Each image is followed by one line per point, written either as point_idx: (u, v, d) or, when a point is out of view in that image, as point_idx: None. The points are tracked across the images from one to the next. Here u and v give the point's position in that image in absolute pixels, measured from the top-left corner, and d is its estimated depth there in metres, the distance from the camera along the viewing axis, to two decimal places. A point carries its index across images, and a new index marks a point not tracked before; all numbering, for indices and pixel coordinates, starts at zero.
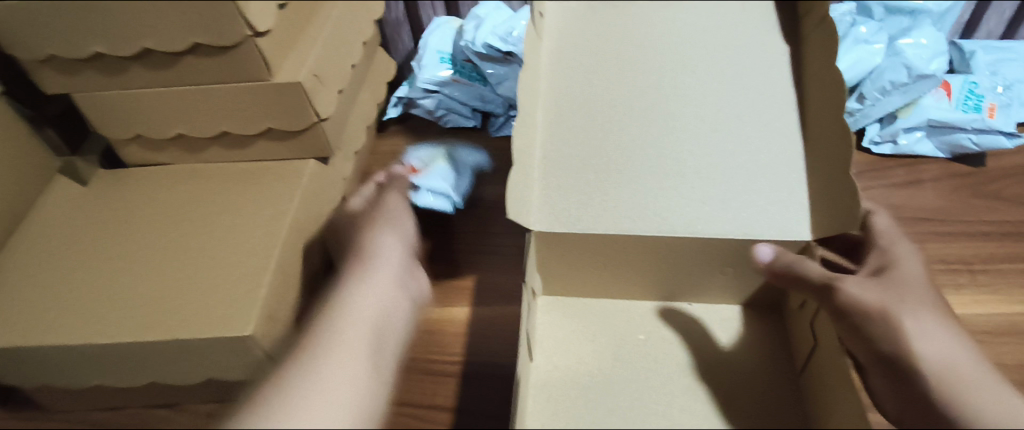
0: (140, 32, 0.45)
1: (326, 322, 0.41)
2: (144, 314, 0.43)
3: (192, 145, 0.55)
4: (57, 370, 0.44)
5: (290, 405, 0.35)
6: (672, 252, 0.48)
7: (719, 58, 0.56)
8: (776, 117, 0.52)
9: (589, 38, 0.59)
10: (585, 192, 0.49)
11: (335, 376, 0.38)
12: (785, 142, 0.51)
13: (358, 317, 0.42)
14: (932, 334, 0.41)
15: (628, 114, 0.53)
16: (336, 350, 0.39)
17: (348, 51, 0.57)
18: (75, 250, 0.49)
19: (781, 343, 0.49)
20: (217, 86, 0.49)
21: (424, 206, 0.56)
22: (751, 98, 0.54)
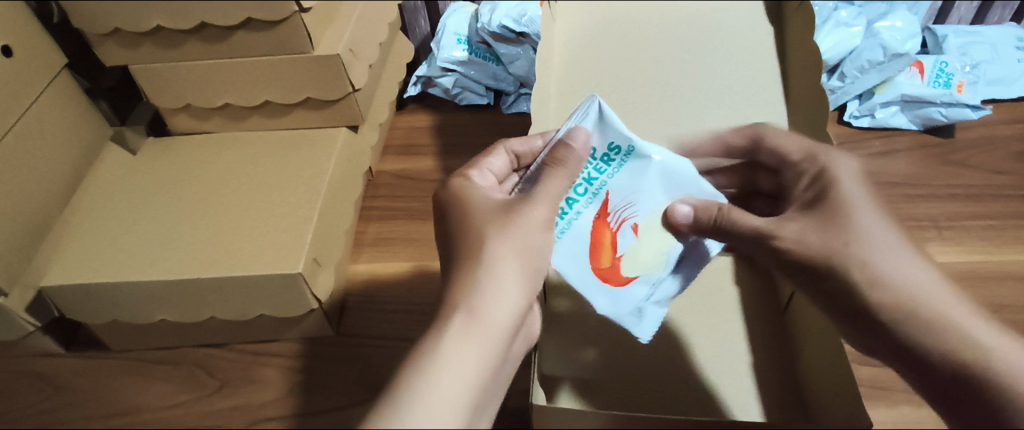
0: (199, 8, 0.50)
1: (490, 232, 0.38)
2: (205, 256, 0.49)
3: (236, 115, 0.60)
4: (124, 307, 0.49)
5: (476, 303, 0.36)
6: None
7: (709, 55, 0.66)
8: (758, 100, 0.61)
9: (598, 37, 0.69)
10: None
11: (497, 295, 0.36)
12: (769, 117, 0.60)
13: (538, 220, 0.39)
14: (907, 268, 0.41)
15: (633, 93, 0.63)
16: (498, 271, 0.37)
17: (376, 30, 0.63)
18: (135, 205, 0.54)
19: (765, 286, 0.54)
20: (263, 58, 0.54)
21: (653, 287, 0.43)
22: (740, 85, 0.63)
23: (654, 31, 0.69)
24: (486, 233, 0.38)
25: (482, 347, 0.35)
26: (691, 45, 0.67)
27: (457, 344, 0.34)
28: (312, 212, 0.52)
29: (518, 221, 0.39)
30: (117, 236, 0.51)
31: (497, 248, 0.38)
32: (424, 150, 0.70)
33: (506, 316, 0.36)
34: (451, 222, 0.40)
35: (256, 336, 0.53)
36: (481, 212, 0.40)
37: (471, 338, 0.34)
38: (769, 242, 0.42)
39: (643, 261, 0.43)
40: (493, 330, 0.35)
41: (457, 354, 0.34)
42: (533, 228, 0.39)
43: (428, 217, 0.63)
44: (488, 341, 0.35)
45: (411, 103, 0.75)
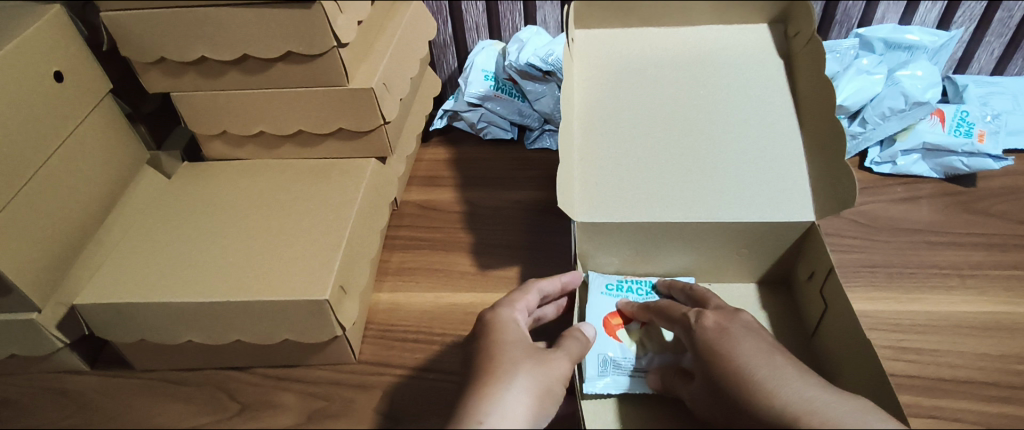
0: (243, 41, 0.53)
1: (518, 363, 0.44)
2: (234, 279, 0.50)
3: (269, 143, 0.62)
4: (153, 327, 0.50)
5: (486, 413, 0.41)
6: (691, 233, 0.58)
7: (728, 69, 0.65)
8: (777, 120, 0.62)
9: (614, 55, 0.66)
10: (620, 187, 0.59)
11: (513, 398, 0.42)
12: (787, 147, 0.60)
13: (545, 373, 0.45)
14: (757, 355, 0.46)
15: (654, 123, 0.62)
16: (517, 376, 0.43)
17: (408, 65, 0.65)
18: (168, 227, 0.56)
19: (793, 309, 0.61)
20: (299, 89, 0.56)
21: (617, 382, 0.53)
22: (758, 109, 0.63)
23: (666, 50, 0.66)
24: (510, 354, 0.45)
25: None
26: (705, 63, 0.65)
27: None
28: (339, 240, 0.53)
29: (541, 360, 0.45)
30: (149, 256, 0.53)
31: (511, 377, 0.43)
32: (448, 182, 0.71)
33: (522, 414, 0.42)
34: (481, 341, 0.46)
35: (279, 361, 0.54)
36: (508, 334, 0.47)
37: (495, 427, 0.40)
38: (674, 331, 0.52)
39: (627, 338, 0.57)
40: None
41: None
42: (554, 373, 0.45)
43: (450, 248, 0.64)
44: None
45: (437, 135, 0.77)
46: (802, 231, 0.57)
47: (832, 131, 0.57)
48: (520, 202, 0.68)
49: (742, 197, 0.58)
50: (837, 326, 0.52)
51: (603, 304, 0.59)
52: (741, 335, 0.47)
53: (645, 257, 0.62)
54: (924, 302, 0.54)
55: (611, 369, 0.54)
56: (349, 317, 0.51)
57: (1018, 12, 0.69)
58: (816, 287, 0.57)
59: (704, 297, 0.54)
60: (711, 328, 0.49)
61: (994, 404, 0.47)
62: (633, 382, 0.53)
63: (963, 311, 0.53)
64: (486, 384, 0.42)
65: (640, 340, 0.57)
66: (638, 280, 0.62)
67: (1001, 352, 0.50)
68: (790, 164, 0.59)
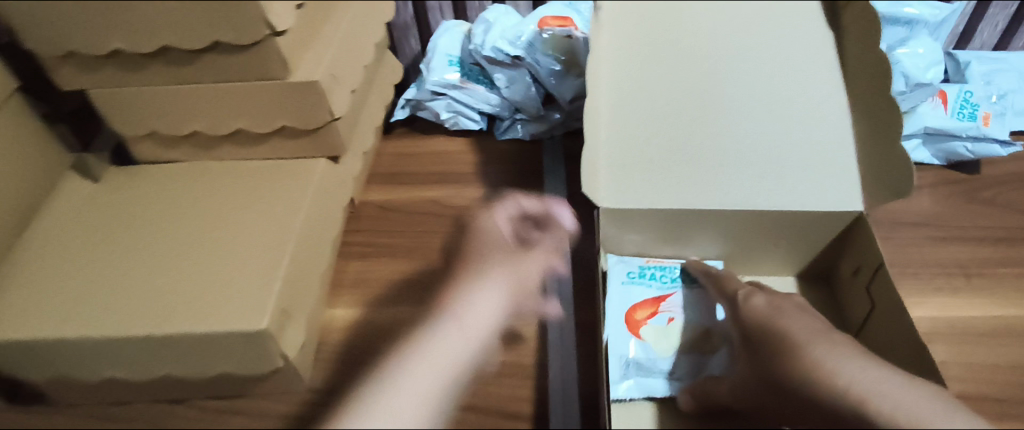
0: (163, 30, 0.46)
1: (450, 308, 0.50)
2: (160, 306, 0.44)
3: (205, 143, 0.56)
4: (68, 362, 0.44)
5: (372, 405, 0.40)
6: (728, 224, 0.52)
7: (767, 44, 0.59)
8: (824, 99, 0.55)
9: (647, 30, 0.60)
10: (648, 167, 0.52)
11: (458, 344, 0.46)
12: (833, 131, 0.54)
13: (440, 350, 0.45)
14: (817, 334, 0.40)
15: (687, 100, 0.56)
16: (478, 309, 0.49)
17: (360, 52, 0.58)
18: (89, 244, 0.49)
19: (836, 308, 0.55)
20: (234, 83, 0.50)
21: (640, 388, 0.48)
22: (799, 85, 0.56)
23: (704, 25, 0.61)
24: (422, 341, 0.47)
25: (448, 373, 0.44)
26: (743, 38, 0.60)
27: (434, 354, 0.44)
28: (284, 254, 0.47)
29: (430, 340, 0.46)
30: (65, 280, 0.46)
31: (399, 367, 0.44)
32: (412, 180, 0.65)
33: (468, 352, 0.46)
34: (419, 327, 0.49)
35: (220, 392, 0.48)
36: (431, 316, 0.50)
37: (445, 362, 0.44)
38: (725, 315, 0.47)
39: (654, 335, 0.50)
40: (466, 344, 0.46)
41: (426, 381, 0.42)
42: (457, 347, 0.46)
43: (413, 255, 0.58)
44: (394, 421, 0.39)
45: (399, 127, 0.71)
46: (849, 222, 0.51)
47: (887, 113, 0.51)
48: (490, 199, 0.62)
49: (785, 183, 0.52)
50: (892, 329, 0.46)
51: (626, 297, 0.52)
52: (796, 314, 0.43)
53: (671, 243, 0.55)
54: (928, 306, 0.50)
55: (634, 371, 0.49)
56: (293, 344, 0.45)
57: None
58: (863, 285, 0.51)
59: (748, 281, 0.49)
60: (762, 308, 0.44)
61: (1006, 421, 0.43)
62: (658, 385, 0.48)
63: (970, 316, 0.49)
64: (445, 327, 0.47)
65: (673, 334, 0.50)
66: (663, 267, 0.55)
67: (1012, 363, 0.46)
68: (837, 147, 0.53)
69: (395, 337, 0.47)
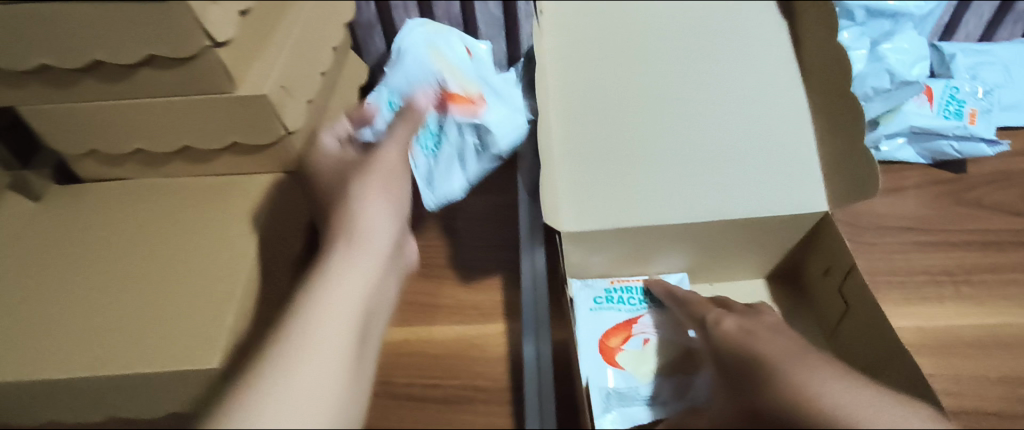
0: (90, 45, 0.42)
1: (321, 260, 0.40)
2: (102, 347, 0.40)
3: (153, 160, 0.52)
4: (4, 408, 0.40)
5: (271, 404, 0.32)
6: (696, 234, 0.50)
7: (724, 38, 0.56)
8: (788, 96, 0.53)
9: (600, 27, 0.57)
10: (610, 183, 0.50)
11: (335, 312, 0.36)
12: (799, 128, 0.52)
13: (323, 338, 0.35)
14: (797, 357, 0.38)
15: (647, 105, 0.53)
16: (364, 251, 0.41)
17: (318, 58, 0.54)
18: (26, 275, 0.46)
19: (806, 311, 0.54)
20: (176, 99, 0.46)
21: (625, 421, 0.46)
22: (763, 84, 0.54)
23: (658, 17, 0.57)
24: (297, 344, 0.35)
25: (316, 366, 0.34)
26: (701, 32, 0.57)
27: (290, 354, 0.34)
28: (236, 284, 0.44)
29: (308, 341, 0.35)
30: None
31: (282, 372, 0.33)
32: None
33: (355, 312, 0.37)
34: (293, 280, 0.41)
35: None
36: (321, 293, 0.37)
37: (320, 347, 0.35)
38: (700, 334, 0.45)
39: (634, 361, 0.48)
40: (341, 337, 0.36)
41: (291, 385, 0.33)
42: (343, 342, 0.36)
43: None
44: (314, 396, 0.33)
45: None
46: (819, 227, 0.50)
47: (851, 109, 0.48)
48: (462, 209, 0.59)
49: (755, 189, 0.50)
50: (866, 342, 0.45)
51: (599, 321, 0.51)
52: (773, 333, 0.40)
53: (639, 257, 0.53)
54: (915, 316, 0.48)
55: (615, 402, 0.46)
56: None
57: None
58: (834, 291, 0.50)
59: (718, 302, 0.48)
60: (738, 332, 0.41)
61: None
62: (638, 413, 0.46)
63: (958, 327, 0.47)
64: (310, 289, 0.37)
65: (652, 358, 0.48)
66: (629, 288, 0.53)
67: (1001, 375, 0.45)
68: (805, 147, 0.51)
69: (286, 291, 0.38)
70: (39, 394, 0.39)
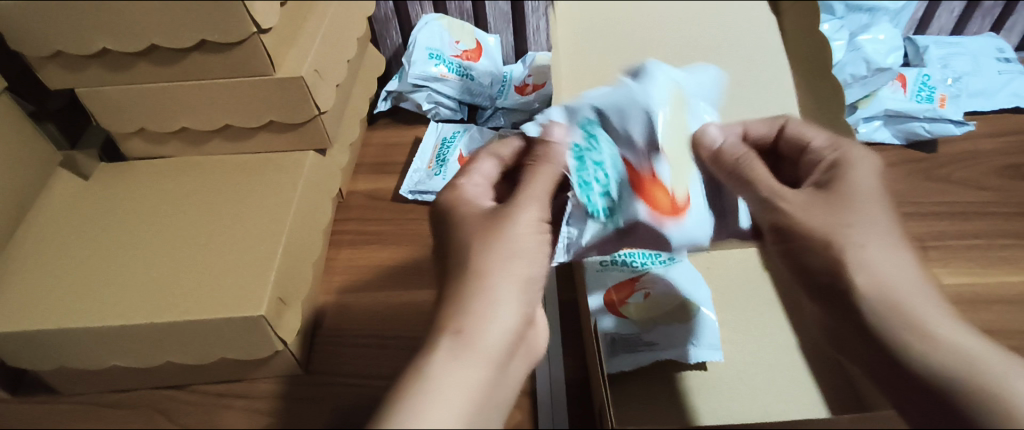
0: (149, 30, 0.47)
1: (473, 238, 0.37)
2: (159, 298, 0.45)
3: (195, 138, 0.57)
4: (71, 352, 0.45)
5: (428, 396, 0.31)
6: None
7: (709, 31, 0.61)
8: (770, 81, 0.58)
9: (600, 23, 0.61)
10: None
11: (490, 313, 0.34)
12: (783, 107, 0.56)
13: (503, 299, 0.35)
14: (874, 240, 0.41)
15: None
16: (519, 227, 0.38)
17: (344, 47, 0.59)
18: (84, 239, 0.51)
19: None
20: (221, 81, 0.51)
21: (630, 364, 0.48)
22: (747, 71, 0.59)
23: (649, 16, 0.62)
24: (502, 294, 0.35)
25: (467, 368, 0.32)
26: (688, 25, 0.61)
27: (439, 370, 0.32)
28: (276, 246, 0.49)
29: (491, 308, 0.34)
30: (63, 274, 0.48)
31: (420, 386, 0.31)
32: (398, 170, 0.68)
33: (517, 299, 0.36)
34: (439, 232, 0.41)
35: (221, 376, 0.50)
36: (468, 221, 0.39)
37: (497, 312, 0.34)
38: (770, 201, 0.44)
39: (635, 312, 0.51)
40: (485, 352, 0.33)
41: (447, 384, 0.31)
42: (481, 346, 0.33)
43: (403, 242, 0.60)
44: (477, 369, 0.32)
45: (382, 118, 0.73)
46: None
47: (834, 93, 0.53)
48: None
49: None
50: None
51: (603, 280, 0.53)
52: (863, 192, 0.43)
53: None
54: None
55: (620, 348, 0.49)
56: (290, 330, 0.47)
57: None
58: None
59: (799, 147, 0.49)
60: (821, 201, 0.43)
61: None
62: (644, 356, 0.49)
63: None
64: (470, 279, 0.35)
65: (649, 311, 0.51)
66: (631, 252, 0.54)
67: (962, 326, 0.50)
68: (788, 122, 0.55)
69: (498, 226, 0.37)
70: (106, 338, 0.44)
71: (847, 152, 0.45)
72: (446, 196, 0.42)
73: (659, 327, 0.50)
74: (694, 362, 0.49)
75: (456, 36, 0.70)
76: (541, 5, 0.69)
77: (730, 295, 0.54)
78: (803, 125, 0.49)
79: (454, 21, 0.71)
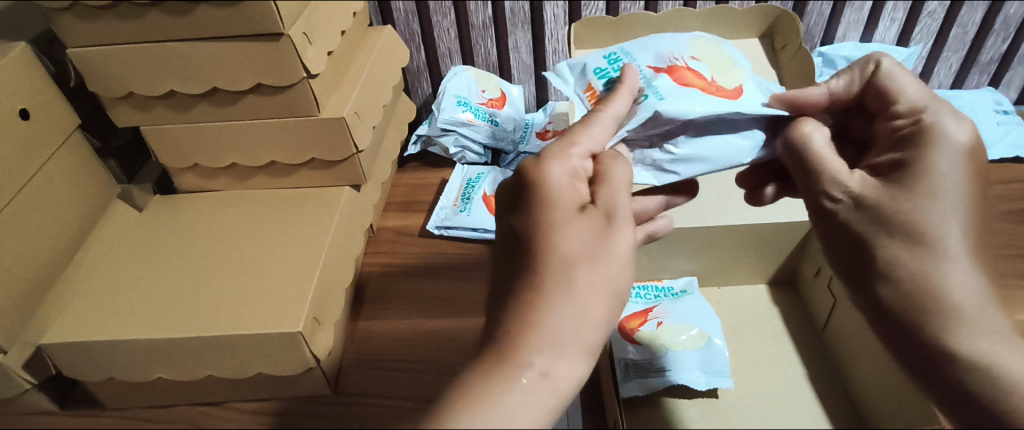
0: (212, 75, 0.52)
1: (565, 248, 0.36)
2: (207, 314, 0.49)
3: (242, 174, 0.62)
4: (121, 364, 0.49)
5: (501, 419, 0.32)
6: (701, 242, 0.57)
7: None
8: None
9: None
10: None
11: (575, 336, 0.36)
12: None
13: (582, 315, 0.36)
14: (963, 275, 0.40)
15: None
16: (620, 248, 0.37)
17: (381, 93, 0.65)
18: (139, 263, 0.55)
19: (801, 306, 0.60)
20: (271, 121, 0.56)
21: (644, 389, 0.50)
22: None
23: None
24: (589, 310, 0.36)
25: (543, 396, 0.34)
26: None
27: (522, 394, 0.33)
28: (314, 270, 0.53)
29: (576, 322, 0.36)
30: (117, 293, 0.52)
31: (491, 405, 0.33)
32: (425, 208, 0.72)
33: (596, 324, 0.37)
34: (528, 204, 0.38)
35: (254, 395, 0.53)
36: (570, 216, 0.37)
37: (578, 337, 0.36)
38: (821, 204, 0.42)
39: (652, 337, 0.54)
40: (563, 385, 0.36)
41: (519, 411, 0.33)
42: (561, 368, 0.35)
43: (428, 273, 0.64)
44: (551, 397, 0.34)
45: (411, 161, 0.79)
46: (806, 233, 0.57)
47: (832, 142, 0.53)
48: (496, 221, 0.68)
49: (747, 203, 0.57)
50: (850, 322, 0.53)
51: (617, 311, 0.57)
52: (938, 178, 0.39)
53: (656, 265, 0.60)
54: None
55: (633, 372, 0.51)
56: (322, 348, 0.50)
57: (972, 28, 0.71)
58: (824, 284, 0.57)
59: (884, 96, 0.44)
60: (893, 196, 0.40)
61: None
62: (658, 381, 0.51)
63: None
64: (564, 291, 0.36)
65: (663, 337, 0.54)
66: (644, 285, 0.60)
67: None
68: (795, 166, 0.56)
69: (591, 241, 0.37)
70: (154, 349, 0.48)
71: (929, 116, 0.42)
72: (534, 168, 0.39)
73: (674, 354, 0.53)
74: (705, 388, 0.51)
75: (483, 86, 0.75)
76: (562, 59, 0.75)
77: (742, 329, 0.58)
78: (896, 72, 0.44)
79: (473, 70, 0.76)
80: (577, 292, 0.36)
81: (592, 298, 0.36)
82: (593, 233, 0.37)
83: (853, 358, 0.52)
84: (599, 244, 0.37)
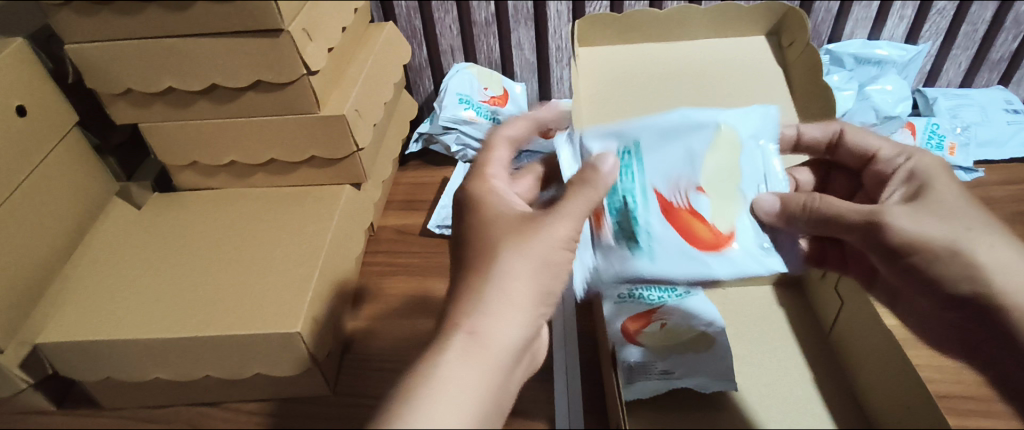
0: (211, 71, 0.52)
1: (493, 233, 0.40)
2: (205, 314, 0.49)
3: (242, 172, 0.62)
4: (118, 364, 0.48)
5: (423, 396, 0.34)
6: None
7: (720, 67, 0.61)
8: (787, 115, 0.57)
9: (618, 69, 0.62)
10: None
11: (502, 313, 0.38)
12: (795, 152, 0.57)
13: (516, 293, 0.38)
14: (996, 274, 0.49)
15: None
16: (551, 234, 0.40)
17: (382, 90, 0.64)
18: (137, 261, 0.54)
19: (807, 308, 0.59)
20: (270, 118, 0.56)
21: (649, 392, 0.50)
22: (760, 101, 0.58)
23: (662, 56, 0.63)
24: (518, 285, 0.38)
25: (475, 367, 0.36)
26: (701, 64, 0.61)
27: (454, 358, 0.36)
28: (313, 270, 0.52)
29: (506, 300, 0.38)
30: (114, 293, 0.51)
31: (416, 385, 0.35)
32: (426, 206, 0.72)
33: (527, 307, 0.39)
34: (467, 212, 0.43)
35: (253, 395, 0.53)
36: (500, 219, 0.41)
37: (508, 319, 0.38)
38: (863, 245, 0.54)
39: (654, 340, 0.54)
40: (494, 350, 0.37)
41: (448, 378, 0.35)
42: (490, 344, 0.37)
43: (430, 272, 0.63)
44: (483, 364, 0.36)
45: (413, 159, 0.78)
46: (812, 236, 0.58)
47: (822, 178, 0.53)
48: None
49: None
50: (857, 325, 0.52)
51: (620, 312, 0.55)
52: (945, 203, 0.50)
53: None
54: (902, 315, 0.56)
55: (638, 375, 0.51)
56: (322, 349, 0.50)
57: (982, 26, 0.70)
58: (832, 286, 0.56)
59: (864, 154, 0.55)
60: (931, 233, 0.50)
61: None
62: (663, 384, 0.50)
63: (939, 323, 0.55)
64: (491, 270, 0.39)
65: (665, 340, 0.54)
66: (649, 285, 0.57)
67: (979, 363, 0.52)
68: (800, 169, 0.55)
69: (519, 223, 0.41)
70: (151, 349, 0.47)
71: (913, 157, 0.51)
72: (474, 184, 0.45)
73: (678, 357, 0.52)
74: (711, 391, 0.50)
75: (484, 83, 0.74)
76: (565, 56, 0.75)
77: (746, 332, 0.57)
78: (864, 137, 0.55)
79: (475, 67, 0.75)
80: (503, 266, 0.39)
81: (521, 271, 0.39)
82: (523, 224, 0.40)
83: (861, 361, 0.51)
84: (529, 226, 0.40)
